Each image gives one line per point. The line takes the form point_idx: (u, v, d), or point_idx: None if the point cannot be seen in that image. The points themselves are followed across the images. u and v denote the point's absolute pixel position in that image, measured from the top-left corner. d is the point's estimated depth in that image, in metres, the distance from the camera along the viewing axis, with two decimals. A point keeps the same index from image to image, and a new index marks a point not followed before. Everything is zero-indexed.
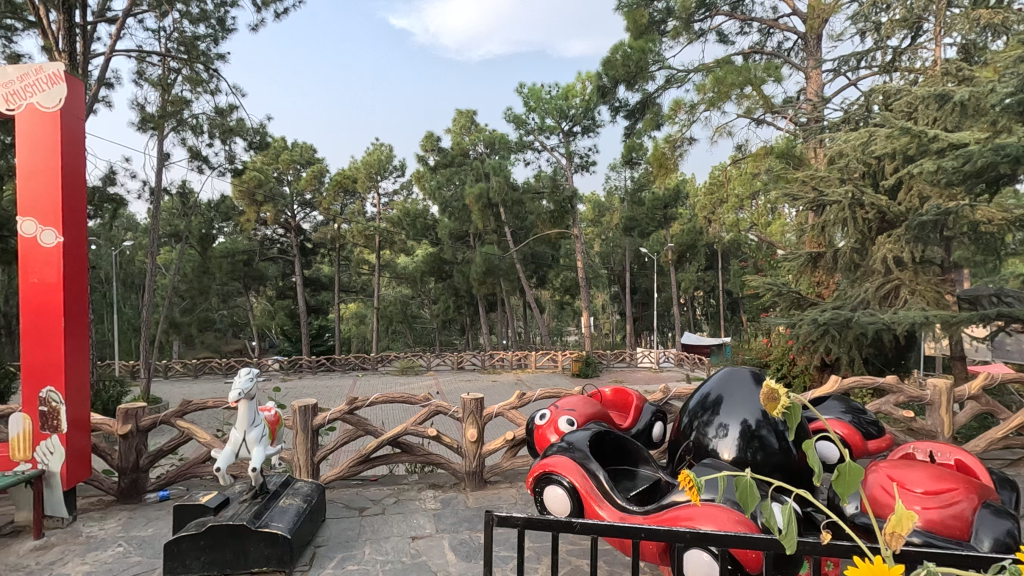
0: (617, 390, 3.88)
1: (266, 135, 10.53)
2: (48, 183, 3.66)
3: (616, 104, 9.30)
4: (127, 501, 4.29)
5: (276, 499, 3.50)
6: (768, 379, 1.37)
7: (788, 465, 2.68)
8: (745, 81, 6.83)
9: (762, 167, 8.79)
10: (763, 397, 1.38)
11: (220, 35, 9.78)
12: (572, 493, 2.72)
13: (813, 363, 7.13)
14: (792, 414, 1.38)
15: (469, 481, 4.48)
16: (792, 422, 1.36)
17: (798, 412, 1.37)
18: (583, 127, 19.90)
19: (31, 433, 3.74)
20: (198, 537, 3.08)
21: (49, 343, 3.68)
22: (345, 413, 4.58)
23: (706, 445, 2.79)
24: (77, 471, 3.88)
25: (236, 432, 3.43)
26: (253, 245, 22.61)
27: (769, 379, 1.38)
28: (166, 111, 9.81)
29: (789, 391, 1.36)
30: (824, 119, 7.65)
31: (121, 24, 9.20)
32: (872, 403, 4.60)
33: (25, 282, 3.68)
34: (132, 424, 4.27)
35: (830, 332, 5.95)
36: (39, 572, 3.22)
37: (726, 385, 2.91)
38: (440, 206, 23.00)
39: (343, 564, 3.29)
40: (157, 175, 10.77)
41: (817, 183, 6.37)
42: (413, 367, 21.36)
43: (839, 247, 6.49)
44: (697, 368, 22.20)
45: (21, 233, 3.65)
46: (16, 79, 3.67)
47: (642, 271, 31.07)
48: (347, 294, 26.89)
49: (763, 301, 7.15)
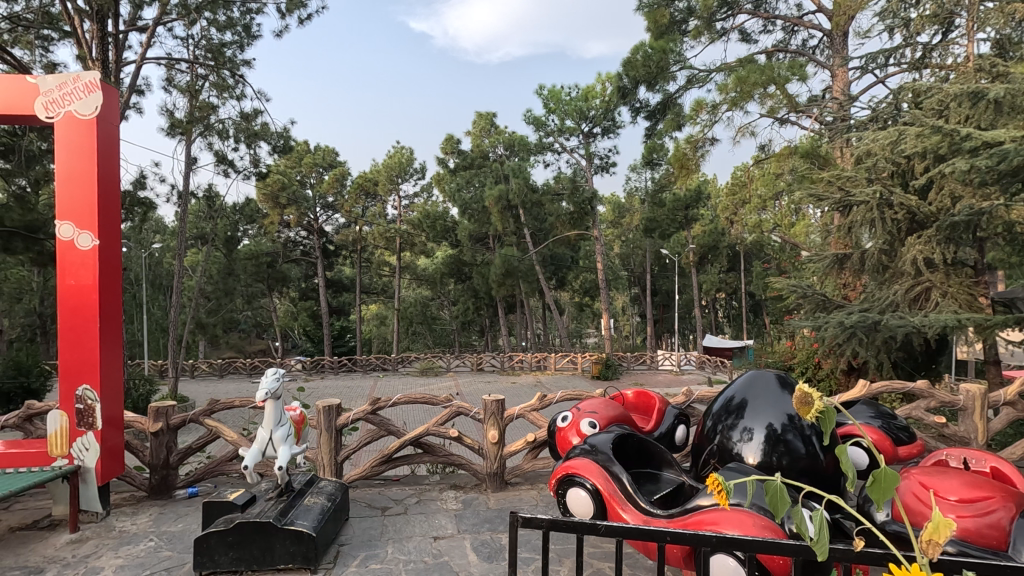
0: (640, 392, 3.84)
1: (289, 139, 10.71)
2: (86, 188, 3.79)
3: (637, 104, 9.24)
4: (157, 497, 4.39)
5: (300, 497, 3.56)
6: (801, 383, 1.36)
7: (815, 470, 2.64)
8: (768, 80, 6.73)
9: (785, 167, 8.65)
10: (796, 401, 1.37)
11: (246, 41, 9.99)
12: (595, 495, 2.72)
13: (839, 366, 6.98)
14: (826, 419, 1.36)
15: (490, 483, 4.49)
16: (825, 427, 1.35)
17: (831, 417, 1.35)
18: (603, 127, 19.82)
19: (67, 430, 3.86)
20: (226, 533, 3.14)
21: (86, 343, 3.80)
22: (368, 413, 4.63)
23: (730, 449, 2.76)
24: (111, 468, 4.00)
25: (262, 431, 3.50)
26: (277, 246, 23.02)
27: (801, 383, 1.38)
28: (193, 116, 10.04)
29: (823, 395, 1.34)
30: (851, 118, 7.50)
31: (151, 32, 9.46)
32: (902, 408, 4.49)
33: (63, 283, 3.80)
34: (163, 422, 4.37)
35: (858, 336, 5.82)
36: (75, 565, 3.32)
37: (751, 389, 2.88)
38: (460, 208, 23.10)
39: (366, 563, 3.33)
40: (185, 179, 11.03)
41: (843, 183, 6.24)
42: (433, 368, 21.52)
43: (867, 248, 6.35)
44: (719, 371, 21.94)
45: (59, 236, 3.77)
46: (54, 87, 3.78)
47: (662, 273, 30.80)
48: (369, 295, 27.19)
49: (788, 304, 7.03)
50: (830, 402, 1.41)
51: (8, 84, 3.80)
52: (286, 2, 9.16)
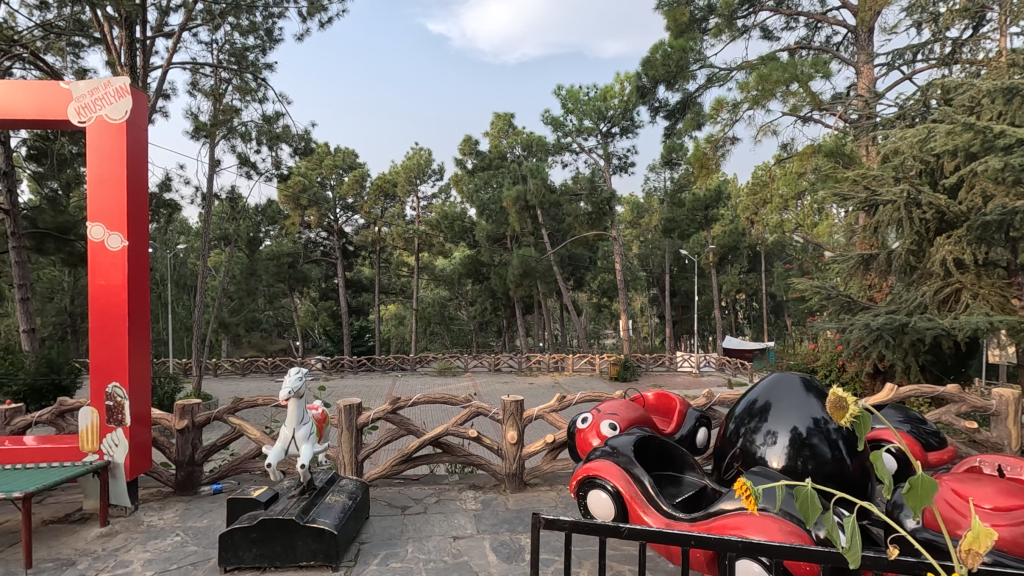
0: (660, 394, 3.81)
1: (310, 141, 10.84)
2: (115, 190, 3.89)
3: (656, 104, 9.16)
4: (183, 493, 4.48)
5: (322, 495, 3.59)
6: (834, 387, 1.36)
7: (841, 476, 2.58)
8: (791, 78, 6.60)
9: (808, 167, 8.51)
10: (830, 405, 1.36)
11: (268, 45, 10.15)
12: (616, 497, 2.71)
13: (865, 369, 6.83)
14: (861, 423, 1.35)
15: (509, 483, 4.49)
16: (861, 431, 1.33)
17: (866, 422, 1.33)
18: (621, 127, 19.71)
19: (98, 426, 3.96)
20: (249, 529, 3.19)
21: (116, 341, 3.90)
22: (388, 413, 4.66)
23: (754, 452, 2.72)
24: (139, 464, 4.09)
25: (286, 429, 3.55)
26: (298, 247, 23.37)
27: (835, 387, 1.37)
28: (217, 119, 10.24)
29: (858, 400, 1.33)
30: (876, 116, 7.33)
31: (177, 37, 9.67)
32: (931, 412, 4.38)
33: (93, 283, 3.90)
34: (189, 419, 4.47)
35: (884, 338, 5.70)
36: (106, 558, 3.41)
37: (775, 392, 2.83)
38: (478, 209, 23.17)
39: (386, 561, 3.35)
40: (209, 181, 11.23)
41: (869, 183, 6.11)
42: (450, 368, 21.62)
43: (893, 248, 6.19)
44: (739, 373, 21.67)
45: (90, 237, 3.88)
46: (86, 92, 3.88)
47: (681, 273, 30.49)
48: (387, 295, 27.42)
49: (810, 305, 6.91)
50: (866, 407, 1.39)
51: (43, 90, 3.91)
52: (307, 6, 9.29)
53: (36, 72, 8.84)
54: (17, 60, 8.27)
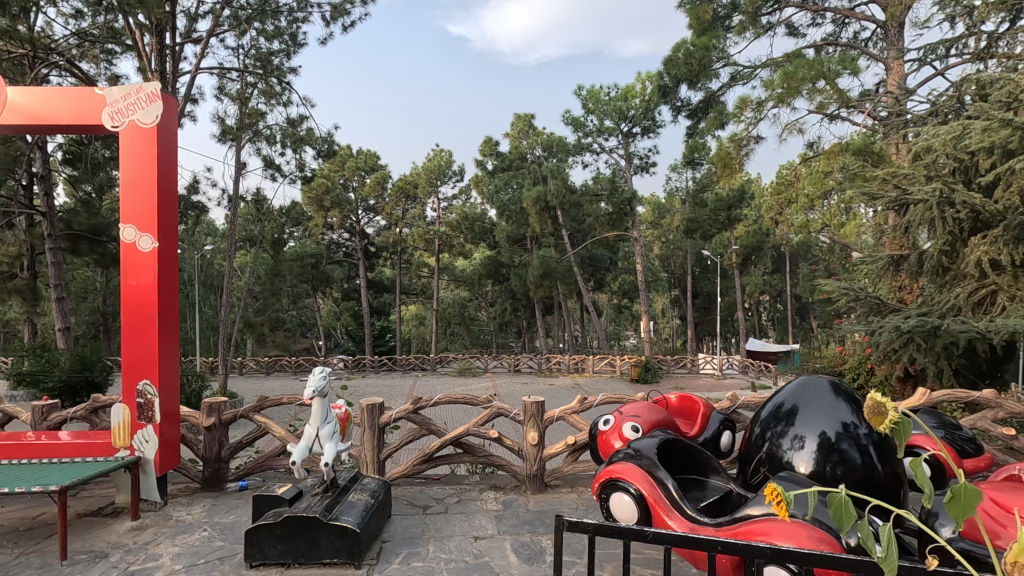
0: (683, 396, 3.76)
1: (333, 144, 10.97)
2: (146, 193, 3.99)
3: (677, 104, 9.06)
4: (210, 489, 4.57)
5: (345, 493, 3.63)
6: (873, 392, 1.32)
7: (871, 482, 2.51)
8: (818, 75, 6.47)
9: (835, 166, 8.33)
10: (868, 410, 1.33)
11: (293, 50, 10.31)
12: (640, 501, 2.68)
13: (894, 372, 6.65)
14: (901, 429, 1.31)
15: (530, 484, 4.48)
16: (900, 437, 1.29)
17: (906, 429, 1.29)
18: (643, 127, 19.56)
19: (129, 423, 4.06)
20: (274, 526, 3.24)
21: (146, 340, 4.00)
22: (409, 413, 4.69)
23: (781, 457, 2.67)
24: (168, 460, 4.19)
25: (310, 428, 3.60)
26: (321, 248, 23.72)
27: (874, 392, 1.34)
28: (243, 123, 10.44)
29: (898, 406, 1.29)
30: (908, 112, 7.12)
31: (205, 43, 9.89)
32: (965, 418, 4.24)
33: (125, 283, 4.00)
34: (216, 417, 4.55)
35: (915, 341, 5.55)
36: (137, 552, 3.50)
37: (801, 395, 2.78)
38: (498, 210, 23.22)
39: (408, 560, 3.37)
40: (235, 183, 11.46)
41: (900, 181, 5.96)
42: (470, 369, 21.70)
43: (924, 249, 6.02)
44: (763, 375, 21.31)
45: (122, 239, 3.98)
46: (119, 98, 3.99)
47: (703, 274, 30.12)
48: (408, 296, 27.62)
49: (838, 307, 6.76)
50: (906, 412, 1.35)
51: (78, 96, 4.03)
52: (330, 10, 9.42)
53: (72, 79, 9.13)
54: (54, 67, 8.56)
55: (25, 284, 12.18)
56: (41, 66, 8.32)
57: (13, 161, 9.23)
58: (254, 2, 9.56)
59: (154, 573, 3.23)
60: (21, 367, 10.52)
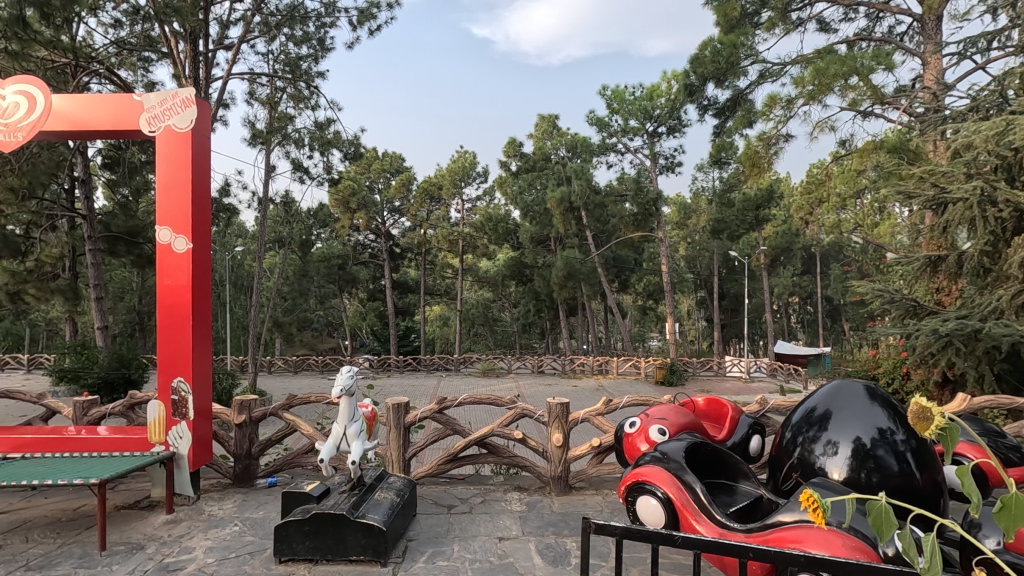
0: (712, 399, 3.70)
1: (360, 146, 11.13)
2: (181, 195, 4.10)
3: (704, 102, 8.93)
4: (241, 485, 4.68)
5: (372, 491, 3.67)
6: (918, 397, 1.30)
7: (909, 490, 2.43)
8: (850, 71, 6.31)
9: (868, 164, 8.10)
10: (913, 415, 1.30)
11: (321, 54, 10.50)
12: (666, 504, 2.65)
13: (932, 377, 6.43)
14: (948, 435, 1.28)
15: (554, 486, 4.46)
16: (948, 444, 1.26)
17: (954, 435, 1.26)
18: (668, 127, 19.36)
19: (164, 419, 4.18)
20: (303, 522, 3.30)
21: (180, 338, 4.12)
22: (434, 412, 4.72)
23: (813, 463, 2.60)
24: (201, 455, 4.31)
25: (338, 426, 3.66)
26: (347, 250, 24.08)
27: (919, 397, 1.31)
28: (273, 127, 10.68)
29: (944, 411, 1.26)
30: (945, 109, 6.89)
31: (236, 49, 10.14)
32: (1008, 425, 4.08)
33: (161, 283, 4.13)
34: (246, 414, 4.66)
35: (954, 344, 5.36)
36: (171, 544, 3.60)
37: (835, 399, 2.70)
38: (522, 210, 23.26)
39: (433, 560, 3.39)
40: (265, 186, 11.72)
41: (938, 179, 5.77)
42: (494, 369, 21.74)
43: (965, 249, 5.81)
44: (792, 379, 20.85)
45: (159, 240, 4.11)
46: (156, 103, 4.11)
47: (730, 275, 29.63)
48: (432, 296, 27.81)
49: (871, 309, 6.57)
50: (953, 418, 1.32)
51: (116, 102, 4.15)
52: (357, 15, 9.58)
53: (111, 86, 9.47)
54: (94, 75, 8.88)
55: (68, 285, 12.66)
56: (83, 75, 8.64)
57: (57, 166, 9.60)
58: (284, 9, 9.79)
59: (187, 566, 3.31)
60: (63, 364, 10.93)
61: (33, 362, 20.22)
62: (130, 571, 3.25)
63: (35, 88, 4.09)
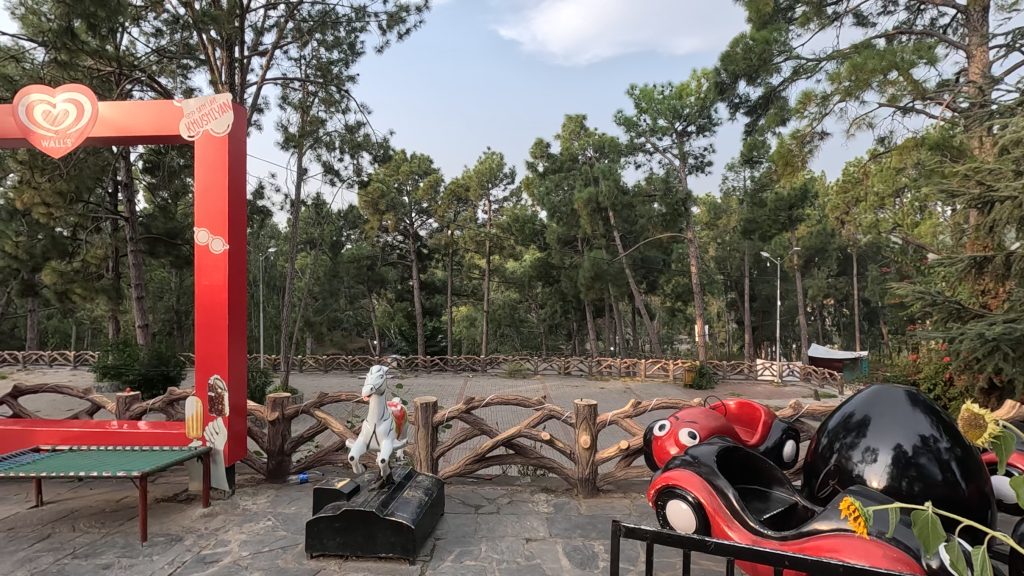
0: (743, 403, 3.62)
1: (389, 149, 11.27)
2: (218, 198, 4.22)
3: (736, 100, 8.75)
4: (273, 480, 4.78)
5: (400, 490, 3.71)
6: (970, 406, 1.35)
7: (955, 500, 2.34)
8: (890, 65, 6.09)
9: (908, 161, 7.83)
10: (965, 424, 1.35)
11: (351, 58, 10.68)
12: (698, 509, 2.61)
13: (977, 383, 6.16)
14: (1003, 446, 1.30)
15: (582, 488, 4.43)
16: (1000, 453, 1.28)
17: (1009, 445, 1.27)
18: (698, 126, 19.08)
19: (201, 415, 4.31)
20: (334, 519, 3.36)
21: (217, 336, 4.24)
22: (462, 412, 4.74)
23: (851, 470, 2.52)
24: (236, 451, 4.42)
25: (368, 424, 3.72)
26: (376, 251, 24.42)
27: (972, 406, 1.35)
28: (305, 130, 10.91)
29: (998, 419, 1.32)
30: (992, 103, 6.59)
31: (270, 55, 10.40)
32: None
33: (199, 284, 4.25)
34: (279, 412, 4.76)
35: (1002, 349, 5.13)
36: (208, 537, 3.70)
37: (874, 405, 2.62)
38: (549, 211, 23.21)
39: (461, 559, 3.40)
40: (296, 188, 11.98)
41: (984, 177, 5.53)
42: (520, 370, 21.73)
43: (1013, 250, 5.55)
44: (827, 384, 20.24)
45: (197, 242, 4.24)
46: (195, 109, 4.24)
47: (762, 277, 28.99)
48: (459, 297, 27.96)
49: (912, 312, 6.33)
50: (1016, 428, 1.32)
51: (158, 108, 4.30)
52: (387, 19, 9.73)
53: (152, 93, 9.83)
54: (137, 82, 9.24)
55: (111, 284, 13.16)
56: (127, 82, 8.99)
57: (102, 171, 10.02)
58: (315, 15, 10.00)
59: (223, 558, 3.41)
60: (106, 361, 11.36)
61: (78, 358, 21.08)
62: (170, 561, 3.36)
63: (83, 96, 4.27)
